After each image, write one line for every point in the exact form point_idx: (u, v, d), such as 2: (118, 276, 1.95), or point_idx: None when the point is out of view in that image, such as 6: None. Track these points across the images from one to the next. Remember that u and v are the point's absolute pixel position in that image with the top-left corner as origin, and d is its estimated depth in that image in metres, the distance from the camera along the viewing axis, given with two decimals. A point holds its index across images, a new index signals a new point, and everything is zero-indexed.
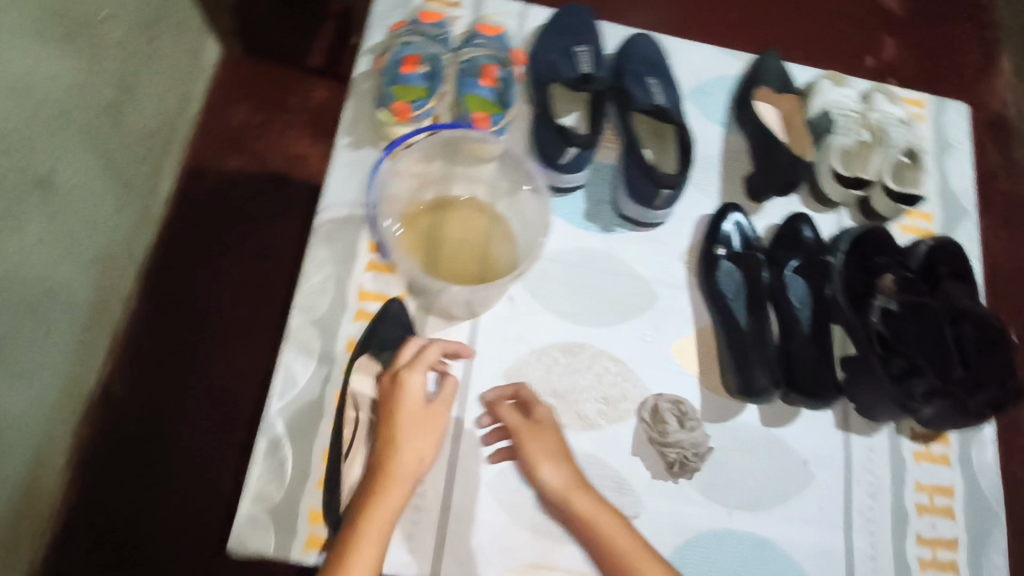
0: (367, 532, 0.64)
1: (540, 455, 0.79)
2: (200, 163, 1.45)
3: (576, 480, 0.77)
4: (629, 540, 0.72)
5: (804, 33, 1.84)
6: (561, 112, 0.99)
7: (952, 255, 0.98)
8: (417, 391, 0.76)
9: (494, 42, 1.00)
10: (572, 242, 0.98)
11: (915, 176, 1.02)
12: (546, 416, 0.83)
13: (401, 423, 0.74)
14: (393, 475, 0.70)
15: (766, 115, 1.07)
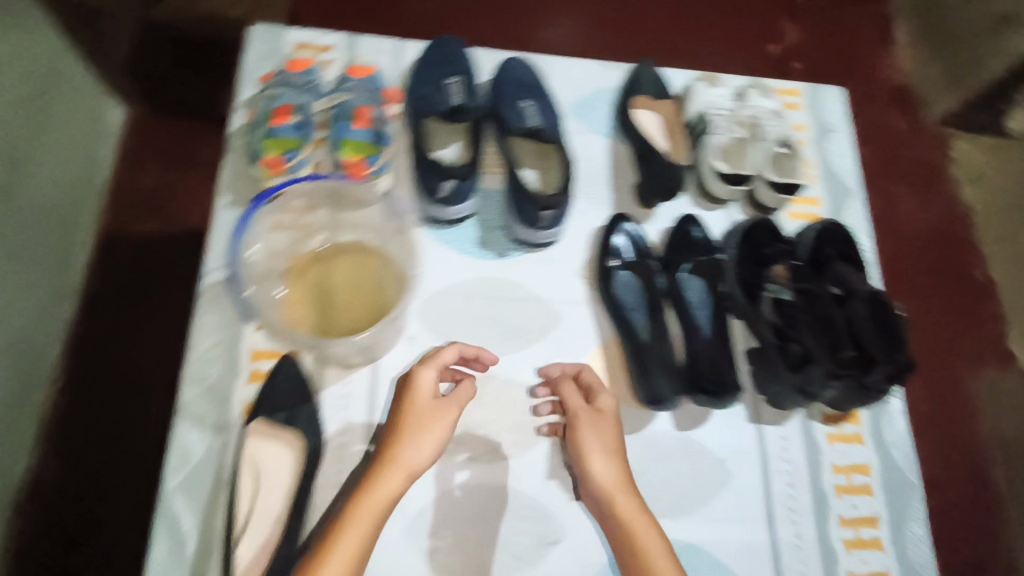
0: (359, 515, 0.73)
1: (596, 447, 0.83)
2: (114, 229, 1.40)
3: (623, 479, 0.82)
4: (641, 524, 0.78)
5: (703, 35, 1.91)
6: (439, 144, 0.98)
7: (835, 238, 1.03)
8: (426, 391, 0.83)
9: (364, 83, 0.99)
10: (469, 272, 0.98)
11: (792, 165, 1.05)
12: (610, 409, 0.87)
13: (411, 420, 0.81)
14: (394, 465, 0.77)
15: (644, 123, 1.09)
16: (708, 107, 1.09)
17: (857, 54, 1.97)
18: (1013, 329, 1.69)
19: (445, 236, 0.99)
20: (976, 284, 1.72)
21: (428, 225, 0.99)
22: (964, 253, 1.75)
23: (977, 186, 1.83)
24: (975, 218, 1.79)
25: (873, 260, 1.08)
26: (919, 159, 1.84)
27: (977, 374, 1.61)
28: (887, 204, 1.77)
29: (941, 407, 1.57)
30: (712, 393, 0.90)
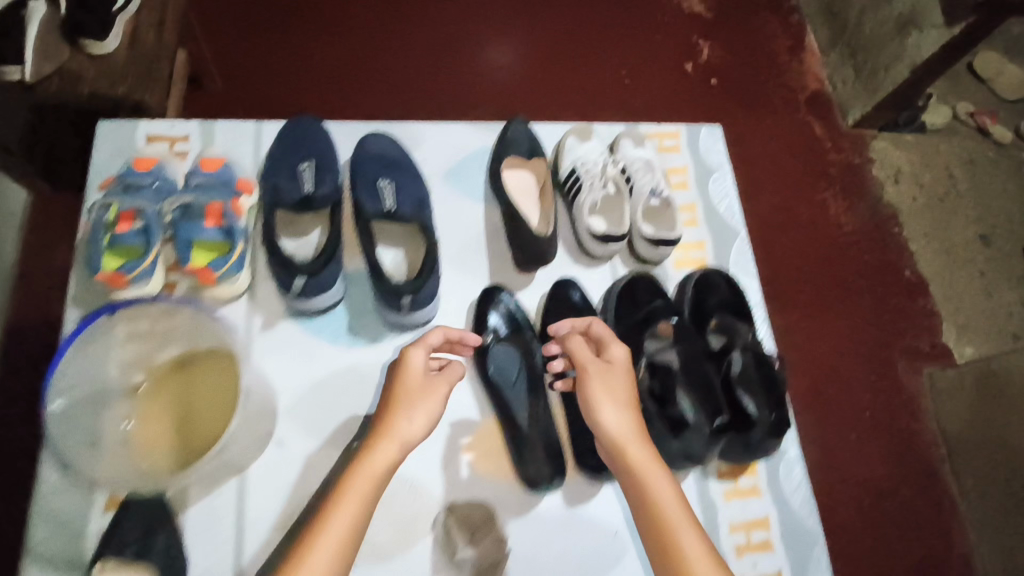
0: (356, 482, 0.73)
1: (605, 400, 0.82)
2: (17, 321, 1.31)
3: (635, 427, 0.81)
4: (653, 471, 0.77)
5: (614, 63, 1.89)
6: (296, 233, 0.95)
7: (713, 288, 1.01)
8: (416, 367, 0.83)
9: (211, 176, 0.95)
10: (341, 360, 0.94)
11: (668, 216, 1.04)
12: (620, 358, 0.86)
13: (406, 393, 0.82)
14: (388, 437, 0.77)
15: (515, 185, 1.07)
16: (580, 162, 1.07)
17: (771, 62, 1.93)
18: (947, 323, 1.67)
19: (314, 325, 0.95)
20: (905, 283, 1.69)
21: (294, 317, 0.95)
22: (892, 252, 1.73)
23: (899, 183, 1.81)
24: (901, 216, 1.78)
25: (760, 302, 1.07)
26: (843, 162, 1.82)
27: (915, 373, 1.60)
28: (814, 210, 1.74)
29: (883, 413, 1.55)
30: (592, 466, 0.90)
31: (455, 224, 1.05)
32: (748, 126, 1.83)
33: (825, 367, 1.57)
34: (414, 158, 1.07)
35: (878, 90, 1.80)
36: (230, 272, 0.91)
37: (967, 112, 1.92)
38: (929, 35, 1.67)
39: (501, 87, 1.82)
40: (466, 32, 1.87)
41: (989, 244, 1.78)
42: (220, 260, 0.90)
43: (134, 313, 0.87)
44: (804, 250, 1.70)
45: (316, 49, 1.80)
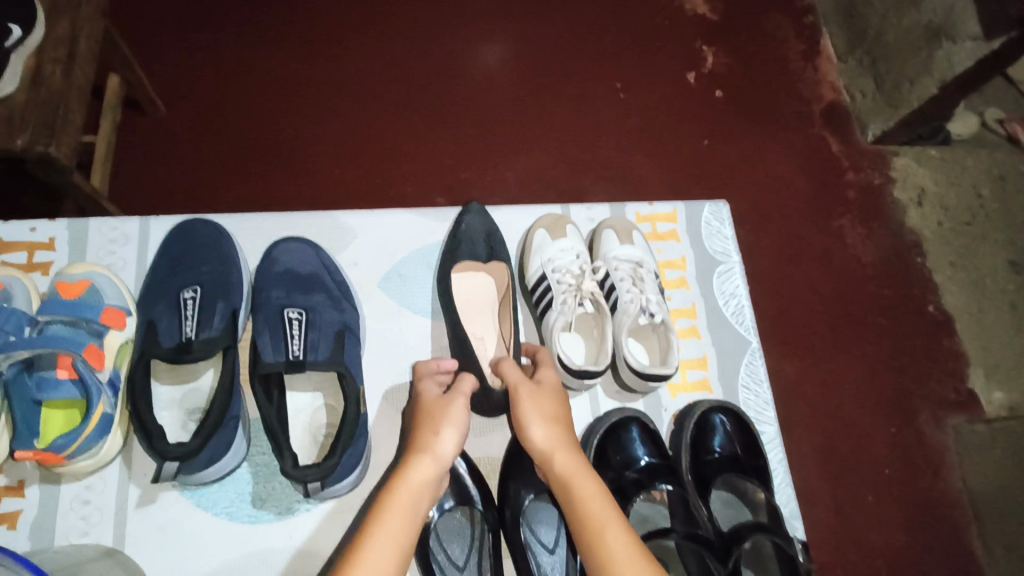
0: (392, 503, 0.60)
1: (533, 416, 0.70)
2: None
3: (565, 437, 0.69)
4: (578, 475, 0.64)
5: (606, 72, 1.55)
6: (188, 376, 0.76)
7: (719, 436, 0.81)
8: (428, 389, 0.74)
9: (65, 313, 0.73)
10: (239, 543, 0.74)
11: (660, 338, 0.83)
12: (549, 378, 0.75)
13: (425, 411, 0.71)
14: (415, 453, 0.66)
15: (469, 295, 0.87)
16: (550, 266, 0.86)
17: (781, 70, 1.60)
18: (973, 367, 1.38)
19: (205, 498, 0.75)
20: (930, 321, 1.41)
21: (181, 487, 0.74)
22: (915, 285, 1.43)
23: (922, 207, 1.50)
24: (924, 243, 1.47)
25: (775, 438, 0.88)
26: (863, 185, 1.51)
27: (948, 446, 1.31)
28: (829, 242, 1.45)
29: (909, 503, 1.27)
30: None
31: (393, 346, 0.84)
32: (760, 148, 1.51)
33: (846, 444, 1.29)
34: (343, 272, 0.85)
35: (902, 105, 1.47)
36: (86, 446, 0.69)
37: (995, 119, 1.60)
38: (963, 48, 1.35)
39: (469, 98, 1.48)
40: (411, 33, 1.53)
41: (1021, 272, 1.47)
42: (66, 437, 0.68)
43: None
44: (820, 297, 1.40)
45: (223, 57, 1.46)
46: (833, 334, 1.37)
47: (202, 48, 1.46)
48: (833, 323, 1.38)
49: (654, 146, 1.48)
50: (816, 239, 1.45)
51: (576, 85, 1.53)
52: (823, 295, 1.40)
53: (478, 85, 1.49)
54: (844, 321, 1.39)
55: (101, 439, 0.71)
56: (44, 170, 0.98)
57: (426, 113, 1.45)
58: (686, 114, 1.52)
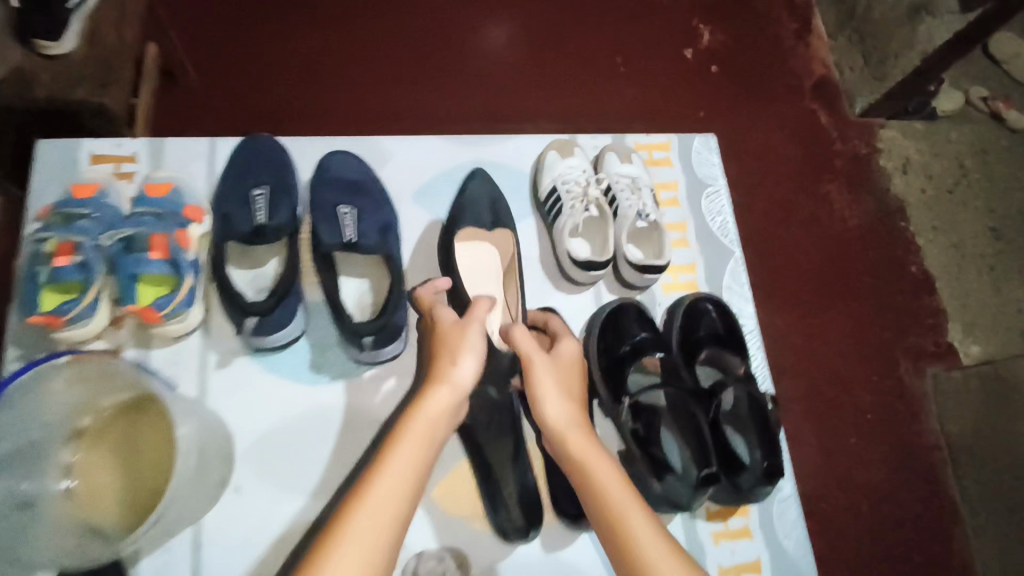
0: (412, 426, 0.69)
1: (547, 388, 0.78)
2: None
3: (578, 416, 0.76)
4: (592, 452, 0.71)
5: (611, 45, 1.69)
6: (257, 261, 0.90)
7: (701, 318, 0.95)
8: (449, 321, 0.82)
9: (157, 206, 0.87)
10: (302, 401, 0.89)
11: (656, 240, 0.97)
12: (567, 351, 0.85)
13: (444, 341, 0.79)
14: (434, 381, 0.75)
15: (474, 260, 0.96)
16: (560, 180, 0.99)
17: (775, 48, 1.73)
18: (951, 322, 1.52)
19: (271, 364, 0.90)
20: (910, 279, 1.54)
21: (252, 353, 0.89)
22: (897, 246, 1.57)
23: (907, 175, 1.64)
24: (908, 209, 1.61)
25: (754, 329, 1.01)
26: (846, 151, 1.65)
27: (920, 380, 1.45)
28: (816, 205, 1.58)
29: (883, 425, 1.41)
30: (569, 516, 0.85)
31: (431, 258, 0.98)
32: (753, 113, 1.65)
33: (827, 374, 1.43)
34: (380, 180, 0.99)
35: (887, 78, 1.63)
36: (177, 310, 0.84)
37: (980, 97, 1.70)
38: (942, 21, 1.52)
39: (489, 75, 1.62)
40: (433, 9, 1.67)
41: (1000, 238, 1.60)
42: (163, 298, 0.82)
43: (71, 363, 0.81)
44: (804, 244, 1.54)
45: (263, 30, 1.60)
46: (816, 277, 1.51)
47: (244, 22, 1.60)
48: (816, 266, 1.53)
49: (656, 114, 1.62)
50: (803, 194, 1.59)
51: (584, 58, 1.67)
52: (807, 242, 1.54)
53: (493, 58, 1.64)
54: (826, 265, 1.53)
55: (189, 306, 0.85)
56: (97, 121, 1.13)
57: (447, 83, 1.60)
58: (686, 88, 1.65)
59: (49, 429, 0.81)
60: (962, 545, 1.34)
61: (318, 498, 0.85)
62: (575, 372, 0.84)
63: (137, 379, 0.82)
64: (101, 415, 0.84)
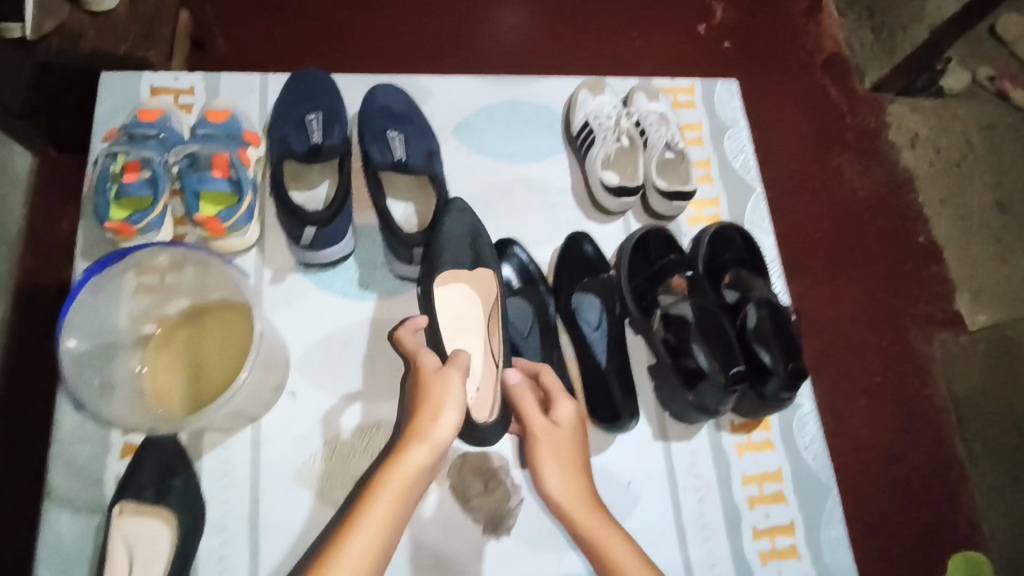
0: (383, 494, 0.69)
1: (552, 466, 0.80)
2: (33, 281, 1.22)
3: (582, 491, 0.79)
4: (602, 530, 0.75)
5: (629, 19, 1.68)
6: (311, 183, 0.96)
7: (728, 243, 1.00)
8: (431, 372, 0.77)
9: (218, 129, 0.94)
10: (352, 315, 0.94)
11: (683, 169, 1.03)
12: (566, 415, 0.82)
13: (425, 393, 0.76)
14: (411, 441, 0.73)
15: (452, 307, 0.92)
16: (592, 115, 1.04)
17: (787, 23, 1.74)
18: (959, 290, 1.54)
19: (323, 280, 0.95)
20: (918, 250, 1.56)
21: (304, 270, 0.95)
22: (909, 216, 1.58)
23: (915, 149, 1.65)
24: (917, 181, 1.62)
25: (775, 259, 1.07)
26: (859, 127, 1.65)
27: (927, 340, 1.47)
28: (828, 174, 1.59)
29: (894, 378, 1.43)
30: (605, 419, 0.89)
31: (471, 188, 1.03)
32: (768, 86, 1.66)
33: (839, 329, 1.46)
34: (423, 113, 1.05)
35: (897, 52, 1.65)
36: (238, 224, 0.90)
37: (986, 77, 1.71)
38: None
39: (493, 46, 1.59)
40: None
41: (1007, 212, 1.62)
42: (228, 211, 0.89)
43: (137, 265, 0.85)
44: (821, 204, 1.56)
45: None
46: (833, 235, 1.53)
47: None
48: (831, 226, 1.55)
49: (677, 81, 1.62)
50: (821, 160, 1.59)
51: (606, 25, 1.67)
52: (824, 202, 1.56)
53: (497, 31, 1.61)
54: (843, 225, 1.55)
55: (248, 222, 0.91)
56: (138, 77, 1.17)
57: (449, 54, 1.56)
58: (702, 60, 1.66)
59: (116, 333, 0.88)
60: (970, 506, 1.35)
61: (369, 404, 0.91)
62: (581, 431, 0.83)
63: (203, 280, 0.89)
64: (166, 324, 0.89)
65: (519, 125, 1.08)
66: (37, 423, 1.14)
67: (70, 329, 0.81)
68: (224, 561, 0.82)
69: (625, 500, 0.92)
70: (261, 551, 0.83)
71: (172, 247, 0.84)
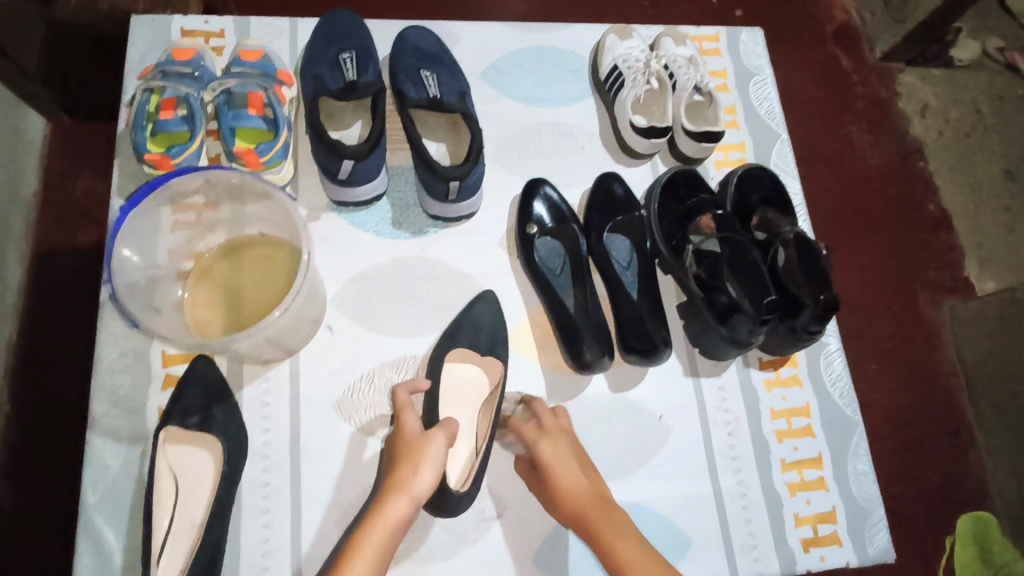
0: (366, 541, 0.66)
1: (564, 476, 0.78)
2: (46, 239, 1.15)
3: (591, 499, 0.77)
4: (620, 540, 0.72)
5: None
6: (345, 122, 0.98)
7: (758, 182, 1.00)
8: (413, 433, 0.76)
9: (251, 67, 0.94)
10: (386, 254, 0.96)
11: (712, 111, 1.04)
12: (548, 451, 0.79)
13: (404, 448, 0.75)
14: (392, 491, 0.70)
15: (459, 385, 0.91)
16: (621, 58, 1.05)
17: None
18: (967, 257, 1.38)
19: (357, 219, 0.97)
20: (927, 218, 1.39)
21: (338, 210, 0.96)
22: (916, 185, 1.41)
23: (926, 118, 1.48)
24: (926, 150, 1.45)
25: (802, 202, 1.08)
26: (868, 93, 1.47)
27: (935, 306, 1.32)
28: (838, 144, 1.40)
29: (902, 353, 1.28)
30: (638, 352, 0.90)
31: (501, 130, 1.04)
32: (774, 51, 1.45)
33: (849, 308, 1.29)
34: (453, 55, 1.05)
35: (907, 20, 1.55)
36: (274, 160, 0.91)
37: (996, 47, 1.57)
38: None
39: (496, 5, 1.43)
40: None
41: (1017, 180, 1.47)
42: (265, 145, 0.90)
43: (178, 194, 0.87)
44: (827, 173, 1.38)
45: None
46: (835, 207, 1.35)
47: None
48: (834, 195, 1.36)
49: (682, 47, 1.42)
50: (829, 125, 1.41)
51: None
52: (829, 170, 1.38)
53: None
54: (846, 193, 1.37)
55: (284, 159, 0.92)
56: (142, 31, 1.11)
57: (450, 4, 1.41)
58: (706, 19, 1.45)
59: (158, 266, 0.89)
60: (978, 470, 1.23)
61: (403, 341, 0.92)
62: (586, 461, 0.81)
63: (240, 219, 0.91)
64: (205, 258, 0.90)
65: (547, 70, 1.09)
66: (58, 372, 1.08)
67: (118, 243, 0.81)
68: (268, 487, 0.84)
69: (657, 435, 0.93)
70: (304, 477, 0.85)
71: (209, 173, 0.84)
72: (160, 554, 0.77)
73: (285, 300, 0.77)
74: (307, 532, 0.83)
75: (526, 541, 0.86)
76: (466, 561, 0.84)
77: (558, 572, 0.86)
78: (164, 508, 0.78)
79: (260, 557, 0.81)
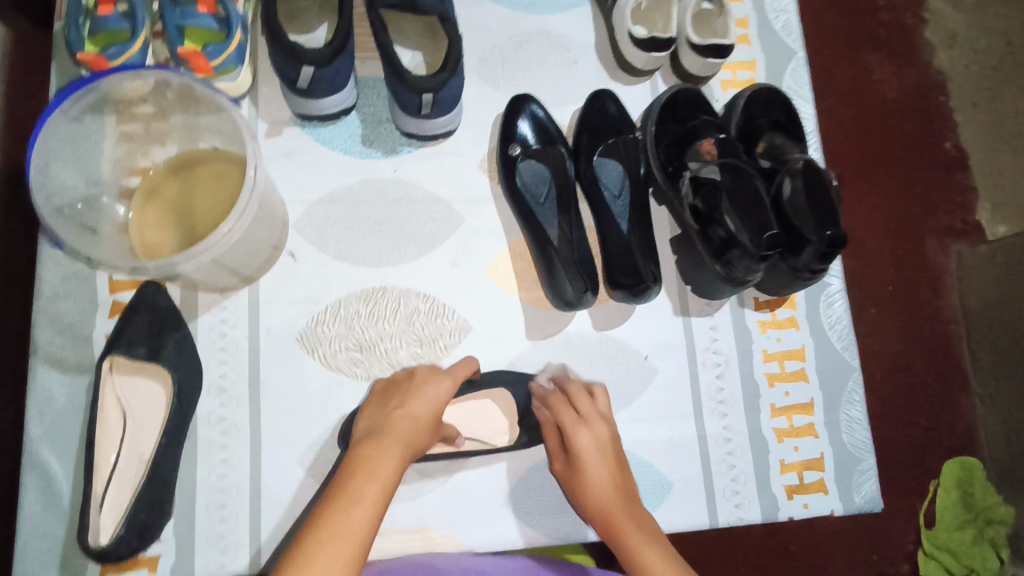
0: (380, 453, 0.63)
1: (590, 485, 0.75)
2: None
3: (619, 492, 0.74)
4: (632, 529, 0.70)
5: None
6: (309, 25, 0.88)
7: (767, 104, 0.90)
8: (445, 395, 0.71)
9: None
10: (353, 173, 0.87)
11: (722, 22, 0.92)
12: (579, 441, 0.75)
13: (412, 392, 0.72)
14: (397, 426, 0.67)
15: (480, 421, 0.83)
16: None
17: None
18: (983, 200, 1.28)
19: (322, 135, 0.88)
20: (945, 157, 1.29)
21: (302, 124, 0.87)
22: (936, 120, 1.30)
23: (953, 49, 1.33)
24: (950, 85, 1.32)
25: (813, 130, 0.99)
26: (892, 18, 1.32)
27: (943, 252, 1.25)
28: (855, 74, 1.28)
29: (906, 298, 1.21)
30: (625, 287, 0.83)
31: (484, 40, 0.93)
32: None
33: (853, 250, 1.22)
34: None
35: None
36: (228, 64, 0.82)
37: None
38: None
39: None
40: None
41: None
42: (215, 47, 0.80)
43: (115, 98, 0.78)
44: (841, 104, 1.27)
45: None
46: (846, 142, 1.25)
47: None
48: (845, 129, 1.26)
49: None
50: (848, 52, 1.28)
51: None
52: (842, 101, 1.27)
53: None
54: (861, 126, 1.26)
55: (239, 63, 0.83)
56: None
57: None
58: None
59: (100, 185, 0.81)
60: (971, 420, 1.19)
61: (370, 271, 0.85)
62: (609, 451, 0.76)
63: (190, 132, 0.82)
64: (151, 174, 0.81)
65: None
66: None
67: (48, 155, 0.73)
68: (225, 423, 0.79)
69: (641, 379, 0.88)
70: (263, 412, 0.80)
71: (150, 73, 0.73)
72: (108, 488, 0.73)
73: (235, 216, 0.70)
74: (266, 468, 0.79)
75: (499, 482, 0.83)
76: (434, 500, 0.81)
77: (529, 513, 0.83)
78: (111, 442, 0.74)
79: (217, 493, 0.78)
